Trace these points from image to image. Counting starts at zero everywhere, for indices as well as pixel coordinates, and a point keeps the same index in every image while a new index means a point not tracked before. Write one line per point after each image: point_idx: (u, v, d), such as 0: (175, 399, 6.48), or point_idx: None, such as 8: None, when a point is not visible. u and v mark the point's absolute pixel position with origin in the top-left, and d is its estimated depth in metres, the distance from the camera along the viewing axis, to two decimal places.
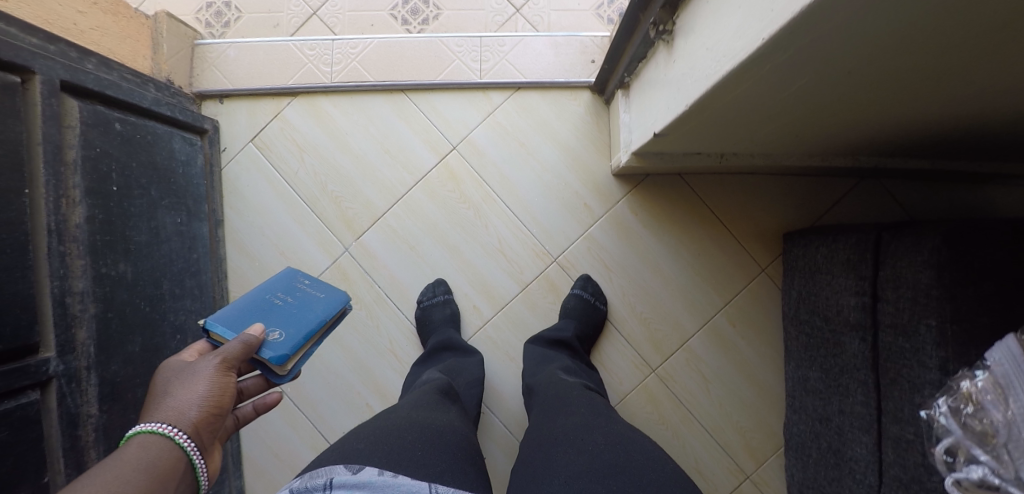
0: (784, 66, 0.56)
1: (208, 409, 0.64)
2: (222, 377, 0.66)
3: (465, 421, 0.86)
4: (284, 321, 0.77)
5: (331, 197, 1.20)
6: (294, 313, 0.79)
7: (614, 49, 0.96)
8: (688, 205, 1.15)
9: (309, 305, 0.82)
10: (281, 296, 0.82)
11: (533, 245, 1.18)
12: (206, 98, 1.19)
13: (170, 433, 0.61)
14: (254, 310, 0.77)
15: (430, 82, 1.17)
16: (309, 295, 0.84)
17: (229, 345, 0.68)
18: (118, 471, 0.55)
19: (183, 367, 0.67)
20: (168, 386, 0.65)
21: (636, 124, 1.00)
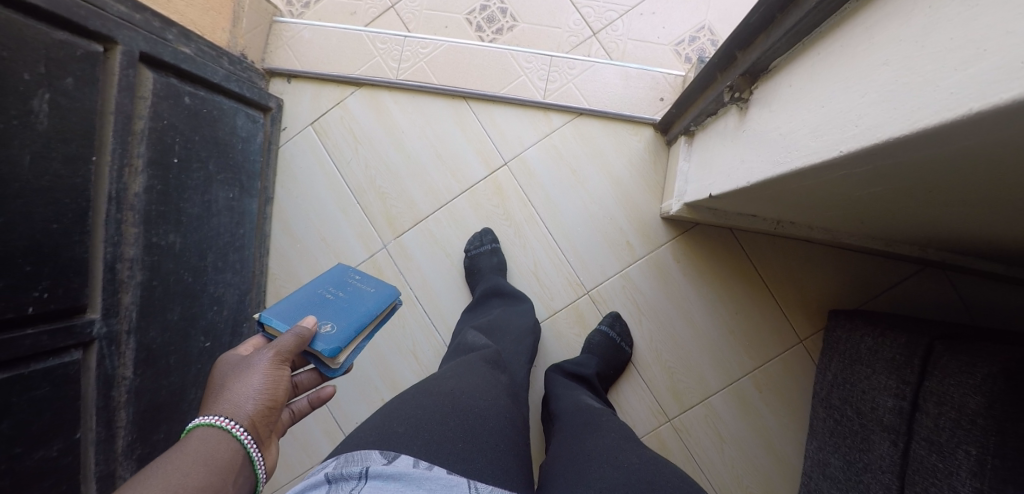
0: (878, 175, 0.52)
1: (264, 402, 0.64)
2: (276, 368, 0.67)
3: (510, 397, 0.82)
4: (336, 312, 0.79)
5: (378, 193, 1.20)
6: (346, 306, 0.81)
7: (683, 96, 0.92)
8: (733, 261, 1.12)
9: (360, 298, 0.84)
10: (334, 290, 0.85)
11: (567, 274, 1.16)
12: (276, 76, 1.22)
13: (228, 426, 0.60)
14: (309, 303, 0.81)
15: (493, 94, 1.16)
16: (359, 289, 0.86)
17: (282, 339, 0.69)
18: (170, 466, 0.54)
19: (242, 360, 0.68)
20: (229, 377, 0.66)
21: (693, 179, 0.95)
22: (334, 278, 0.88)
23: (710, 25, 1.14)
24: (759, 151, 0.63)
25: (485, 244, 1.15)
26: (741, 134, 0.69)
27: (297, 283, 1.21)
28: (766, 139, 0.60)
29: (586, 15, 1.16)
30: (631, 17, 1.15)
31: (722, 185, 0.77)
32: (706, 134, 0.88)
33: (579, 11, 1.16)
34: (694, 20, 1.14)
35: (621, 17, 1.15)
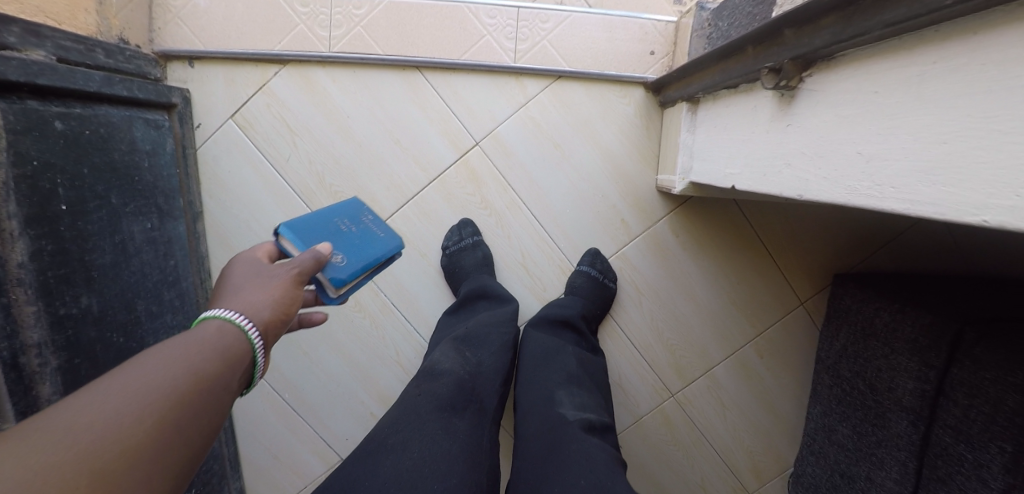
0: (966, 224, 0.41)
1: (280, 312, 0.53)
2: (295, 289, 0.55)
3: (467, 460, 0.64)
4: (350, 246, 0.67)
5: (330, 192, 1.00)
6: (360, 244, 0.69)
7: (693, 64, 0.76)
8: (733, 229, 1.03)
9: (374, 240, 0.72)
10: (348, 221, 0.72)
11: (560, 262, 1.01)
12: (174, 59, 0.99)
13: (240, 323, 0.49)
14: (323, 228, 0.67)
15: (453, 62, 0.94)
16: (374, 230, 0.74)
17: (301, 258, 0.57)
18: (177, 355, 0.45)
19: (255, 266, 0.56)
20: (240, 280, 0.54)
21: (703, 157, 0.79)
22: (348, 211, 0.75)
23: None
24: (820, 162, 0.48)
25: (466, 238, 0.98)
26: (780, 131, 0.55)
27: None
28: (826, 150, 0.47)
29: None
30: None
31: (750, 180, 0.63)
32: (719, 108, 0.74)
33: None
34: None
35: None
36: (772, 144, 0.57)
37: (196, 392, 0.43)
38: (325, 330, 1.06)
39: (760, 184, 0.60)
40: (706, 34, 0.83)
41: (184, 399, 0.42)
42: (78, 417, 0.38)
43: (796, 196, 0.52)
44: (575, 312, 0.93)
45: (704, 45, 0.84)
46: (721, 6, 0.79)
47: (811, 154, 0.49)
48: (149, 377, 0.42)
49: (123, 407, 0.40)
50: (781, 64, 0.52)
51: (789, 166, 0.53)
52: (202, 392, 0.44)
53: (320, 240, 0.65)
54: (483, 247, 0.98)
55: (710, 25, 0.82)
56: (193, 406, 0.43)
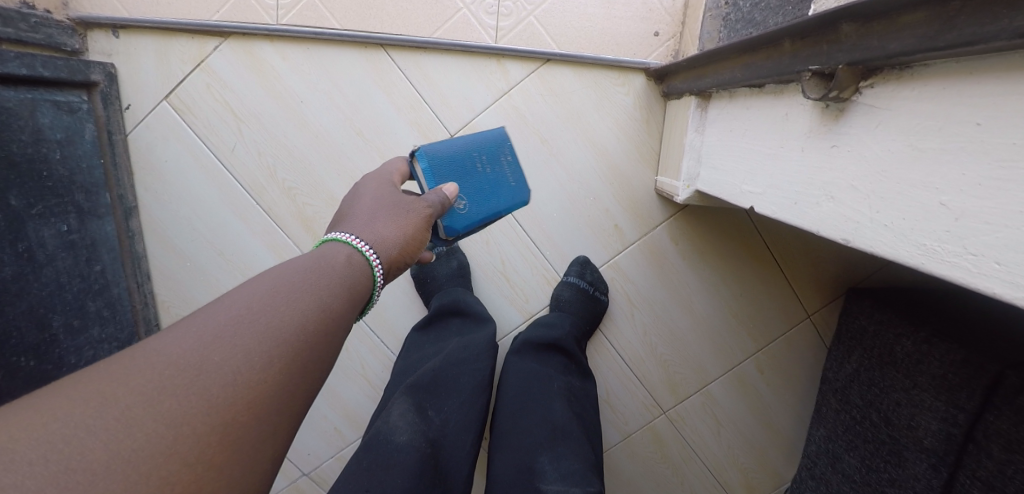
0: None
1: (400, 248, 0.50)
2: (420, 231, 0.51)
3: None
4: (478, 192, 0.60)
5: (283, 188, 0.87)
6: (484, 196, 0.60)
7: (708, 55, 0.63)
8: (734, 234, 0.92)
9: (504, 191, 0.62)
10: (486, 155, 0.61)
11: (544, 271, 0.90)
12: (95, 27, 0.82)
13: (364, 250, 0.47)
14: (459, 165, 0.59)
15: (422, 41, 0.80)
16: (508, 174, 0.62)
17: (429, 199, 0.53)
18: (298, 289, 0.42)
19: (388, 194, 0.53)
20: (370, 207, 0.51)
21: (716, 165, 0.67)
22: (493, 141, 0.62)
23: None
24: (875, 200, 0.39)
25: (440, 245, 0.87)
26: (825, 158, 0.45)
27: None
28: (891, 190, 0.37)
29: None
30: None
31: (787, 213, 0.51)
32: (743, 107, 0.61)
33: None
34: None
35: None
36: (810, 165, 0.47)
37: (315, 333, 0.41)
38: None
39: (802, 219, 0.49)
40: (724, 14, 0.69)
41: (306, 344, 0.40)
42: (205, 352, 0.37)
43: (842, 238, 0.44)
44: (563, 333, 0.84)
45: (720, 26, 0.71)
46: None
47: (873, 196, 0.39)
48: (271, 313, 0.40)
49: (250, 344, 0.38)
50: (833, 70, 0.41)
51: (834, 202, 0.44)
52: (321, 333, 0.42)
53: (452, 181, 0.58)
54: (458, 255, 0.88)
55: (729, 3, 0.68)
56: (310, 351, 0.41)
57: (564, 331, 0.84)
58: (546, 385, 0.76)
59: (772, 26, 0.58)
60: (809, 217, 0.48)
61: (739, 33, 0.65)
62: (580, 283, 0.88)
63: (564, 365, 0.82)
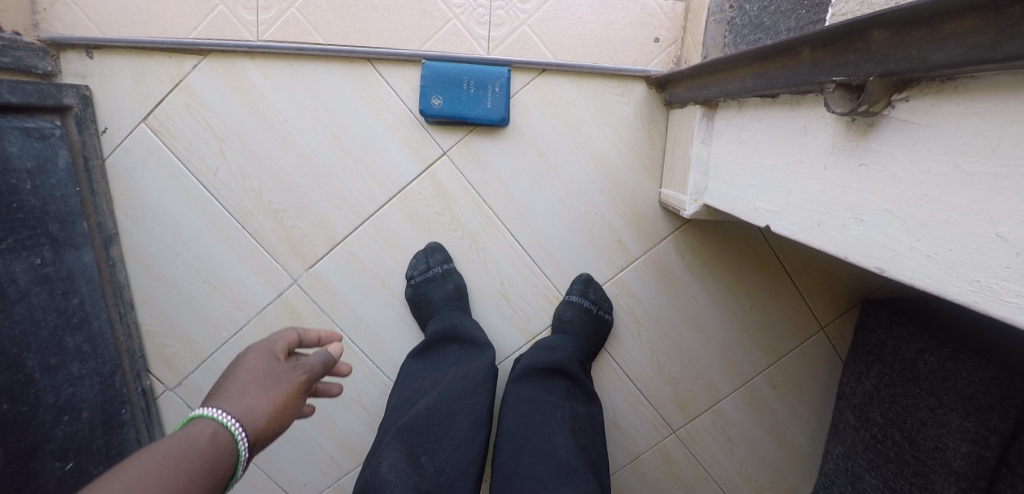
0: None
1: (271, 419, 0.46)
2: (298, 397, 0.49)
3: None
4: (458, 99, 0.75)
5: (269, 211, 0.83)
6: (464, 110, 0.76)
7: (716, 62, 0.59)
8: (743, 245, 0.87)
9: (482, 110, 0.76)
10: (475, 81, 0.75)
11: (546, 290, 0.86)
12: (68, 48, 0.78)
13: (227, 425, 0.43)
14: (448, 89, 0.75)
15: (412, 53, 0.76)
16: (489, 101, 0.76)
17: (310, 360, 0.51)
18: (156, 478, 0.39)
19: (266, 358, 0.50)
20: (242, 374, 0.48)
21: (726, 179, 0.64)
22: (482, 75, 0.75)
23: None
24: (914, 229, 0.38)
25: (435, 267, 0.82)
26: (852, 179, 0.43)
27: (187, 342, 0.89)
28: (931, 216, 0.36)
29: None
30: None
31: (816, 237, 0.48)
32: (754, 118, 0.57)
33: None
34: None
35: None
36: (845, 181, 0.44)
37: None
38: None
39: (830, 243, 0.46)
40: (729, 19, 0.65)
41: None
42: None
43: (875, 268, 0.42)
44: (567, 356, 0.81)
45: (725, 31, 0.67)
46: None
47: (912, 222, 0.38)
48: None
49: None
50: (863, 81, 0.38)
51: (864, 226, 0.42)
52: None
53: (445, 79, 0.75)
54: (454, 277, 0.83)
55: (734, 7, 0.64)
56: None
57: (567, 354, 0.80)
58: (548, 417, 0.74)
59: (783, 31, 0.54)
60: (844, 245, 0.45)
61: (746, 38, 0.61)
62: (583, 303, 0.84)
63: (568, 390, 0.79)
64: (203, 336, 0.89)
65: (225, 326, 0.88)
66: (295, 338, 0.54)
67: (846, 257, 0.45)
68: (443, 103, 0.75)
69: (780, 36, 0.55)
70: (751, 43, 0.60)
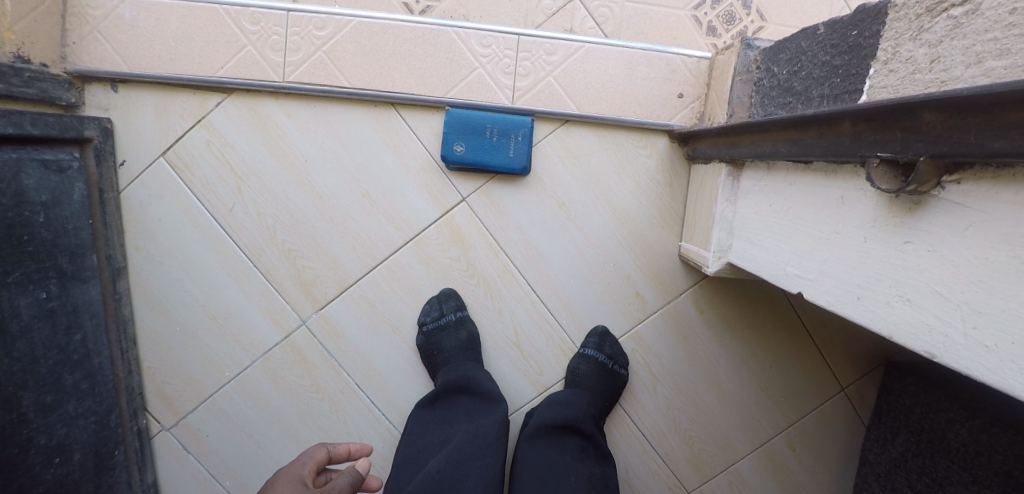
0: None
1: None
2: None
3: None
4: (479, 147, 0.76)
5: (283, 251, 0.82)
6: (486, 157, 0.76)
7: (746, 125, 0.59)
8: (762, 301, 0.85)
9: (503, 158, 0.76)
10: (499, 130, 0.76)
11: (560, 341, 0.84)
12: (94, 80, 0.78)
13: None
14: (470, 137, 0.76)
15: (436, 100, 0.76)
16: (511, 150, 0.76)
17: (339, 482, 0.55)
18: None
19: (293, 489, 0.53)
20: None
21: (753, 239, 0.63)
22: (504, 124, 0.76)
23: None
24: (969, 314, 0.36)
25: (447, 314, 0.81)
26: (896, 255, 0.42)
27: (187, 380, 0.87)
28: (991, 306, 0.35)
29: None
30: None
31: (855, 310, 0.47)
32: (785, 182, 0.56)
33: None
34: None
35: None
36: (890, 256, 0.43)
37: None
38: (274, 413, 0.86)
39: (873, 319, 0.45)
40: (756, 79, 0.66)
41: None
42: None
43: (924, 351, 0.40)
44: (580, 412, 0.78)
45: (752, 91, 0.67)
46: (778, 47, 0.62)
47: (966, 308, 0.36)
48: None
49: None
50: (912, 160, 0.37)
51: (911, 306, 0.41)
52: None
53: (467, 130, 0.76)
54: (467, 325, 0.81)
55: (762, 68, 0.65)
56: None
57: (579, 410, 0.78)
58: (563, 482, 0.70)
59: (815, 97, 0.54)
60: (888, 323, 0.43)
61: (774, 101, 0.61)
62: (599, 357, 0.82)
63: (580, 449, 0.76)
64: (205, 375, 0.87)
65: (228, 365, 0.86)
66: (324, 456, 0.60)
67: (889, 336, 0.43)
68: (466, 150, 0.76)
69: (812, 102, 0.54)
70: (780, 107, 0.60)
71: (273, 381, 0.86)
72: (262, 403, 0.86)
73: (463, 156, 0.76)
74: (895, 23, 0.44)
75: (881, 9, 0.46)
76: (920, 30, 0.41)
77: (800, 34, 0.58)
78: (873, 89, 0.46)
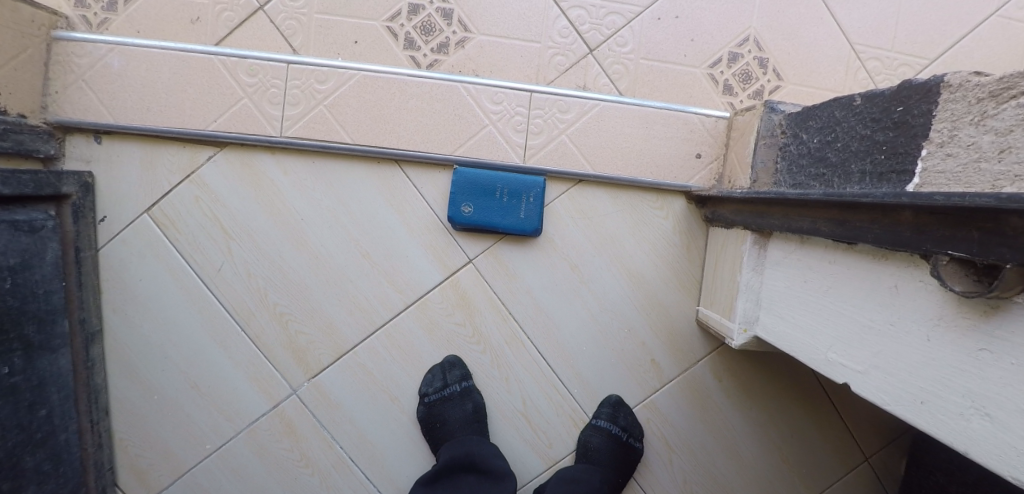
0: None
1: None
2: None
3: None
4: (487, 209, 0.72)
5: (275, 315, 0.76)
6: (495, 219, 0.72)
7: (778, 197, 0.56)
8: (782, 368, 0.80)
9: (513, 219, 0.72)
10: (509, 191, 0.72)
11: (571, 412, 0.78)
12: (76, 131, 0.73)
13: None
14: (479, 198, 0.72)
15: (442, 158, 0.73)
16: (521, 211, 0.72)
17: None
18: None
19: None
20: None
21: (785, 316, 0.58)
22: (514, 185, 0.72)
23: (757, 34, 0.76)
24: None
25: (452, 385, 0.75)
26: (969, 362, 0.37)
27: (164, 453, 0.79)
28: None
29: (575, 19, 0.74)
30: (643, 22, 0.75)
31: (918, 415, 0.42)
32: (823, 261, 0.52)
33: (565, 13, 0.74)
34: (733, 27, 0.76)
35: (629, 23, 0.74)
36: (960, 363, 0.38)
37: None
38: (258, 491, 0.78)
39: (942, 429, 0.40)
40: (782, 145, 0.64)
41: None
42: None
43: (1010, 476, 0.35)
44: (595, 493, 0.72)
45: (777, 156, 0.64)
46: (807, 114, 0.59)
47: None
48: None
49: None
50: (994, 264, 0.33)
51: (993, 424, 0.36)
52: None
53: (475, 192, 0.72)
54: (473, 396, 0.76)
55: (788, 134, 0.63)
56: None
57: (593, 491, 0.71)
58: None
59: (855, 172, 0.50)
60: (962, 438, 0.38)
61: (804, 170, 0.58)
62: (613, 430, 0.76)
63: None
64: (184, 448, 0.79)
65: (209, 437, 0.79)
66: None
67: (965, 452, 0.38)
68: (474, 211, 0.72)
69: (852, 177, 0.50)
70: (812, 177, 0.57)
71: (258, 455, 0.78)
72: (244, 480, 0.79)
73: (471, 218, 0.72)
74: (950, 104, 0.41)
75: (931, 88, 0.42)
76: (982, 115, 0.38)
77: (832, 103, 0.55)
78: (927, 172, 0.42)
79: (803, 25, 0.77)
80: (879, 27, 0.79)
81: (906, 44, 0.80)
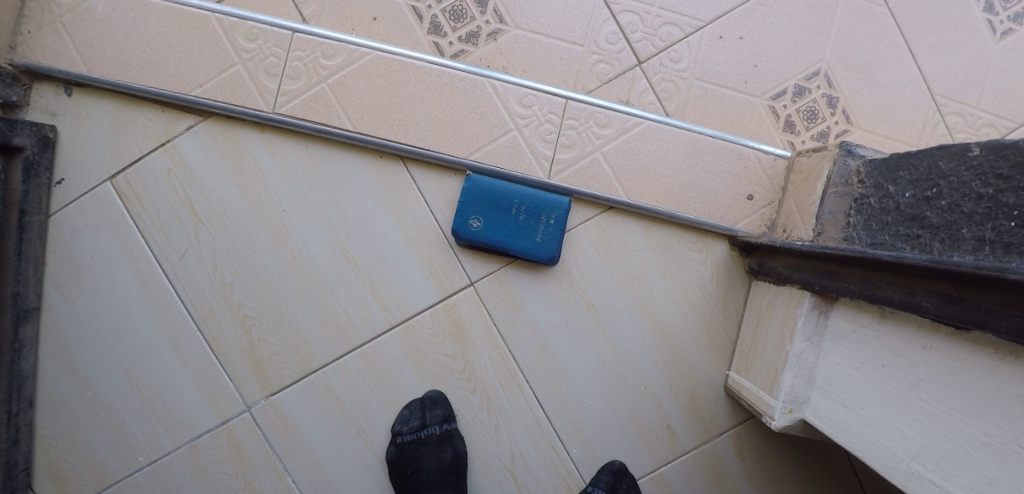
0: None
1: None
2: None
3: None
4: (497, 226, 0.62)
5: (238, 316, 0.66)
6: (506, 239, 0.62)
7: (858, 256, 0.45)
8: (820, 461, 0.67)
9: (527, 241, 0.62)
10: (526, 208, 0.62)
11: (567, 474, 0.66)
12: (45, 79, 0.64)
13: None
14: (490, 213, 0.62)
15: (455, 160, 0.63)
16: (537, 233, 0.62)
17: None
18: None
19: None
20: None
21: (848, 402, 0.47)
22: (533, 203, 0.62)
23: (829, 69, 0.67)
24: None
25: (431, 426, 0.64)
26: None
27: (89, 460, 0.67)
28: None
29: (625, 25, 0.65)
30: (701, 38, 0.66)
31: None
32: (912, 343, 0.41)
33: (615, 17, 0.65)
34: (803, 57, 0.66)
35: (686, 37, 0.66)
36: None
37: None
38: None
39: None
40: (858, 195, 0.53)
41: None
42: None
43: None
44: None
45: (849, 208, 0.54)
46: (896, 162, 0.50)
47: None
48: None
49: None
50: None
51: None
52: None
53: (486, 206, 0.62)
54: (454, 442, 0.65)
55: (866, 183, 0.53)
56: None
57: None
58: None
59: (967, 238, 0.39)
60: None
61: (890, 228, 0.48)
62: None
63: None
64: (114, 457, 0.67)
65: (143, 448, 0.67)
66: None
67: None
68: (483, 226, 0.62)
69: (961, 244, 0.40)
70: (901, 238, 0.46)
71: (196, 476, 0.66)
72: None
73: (477, 233, 0.62)
74: None
75: None
76: None
77: (935, 152, 0.45)
78: None
79: (881, 66, 0.68)
80: (967, 80, 0.68)
81: (995, 102, 0.68)
